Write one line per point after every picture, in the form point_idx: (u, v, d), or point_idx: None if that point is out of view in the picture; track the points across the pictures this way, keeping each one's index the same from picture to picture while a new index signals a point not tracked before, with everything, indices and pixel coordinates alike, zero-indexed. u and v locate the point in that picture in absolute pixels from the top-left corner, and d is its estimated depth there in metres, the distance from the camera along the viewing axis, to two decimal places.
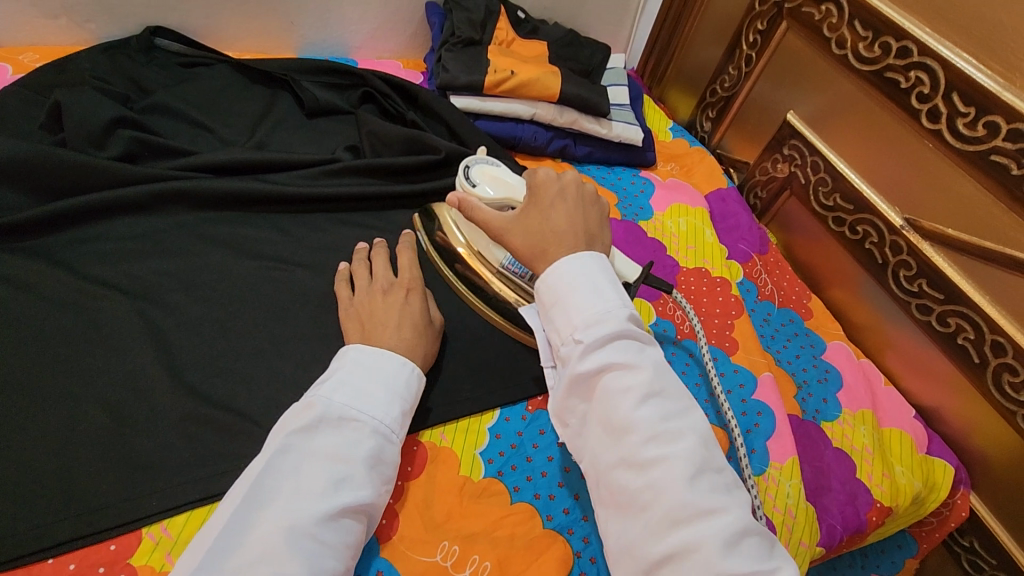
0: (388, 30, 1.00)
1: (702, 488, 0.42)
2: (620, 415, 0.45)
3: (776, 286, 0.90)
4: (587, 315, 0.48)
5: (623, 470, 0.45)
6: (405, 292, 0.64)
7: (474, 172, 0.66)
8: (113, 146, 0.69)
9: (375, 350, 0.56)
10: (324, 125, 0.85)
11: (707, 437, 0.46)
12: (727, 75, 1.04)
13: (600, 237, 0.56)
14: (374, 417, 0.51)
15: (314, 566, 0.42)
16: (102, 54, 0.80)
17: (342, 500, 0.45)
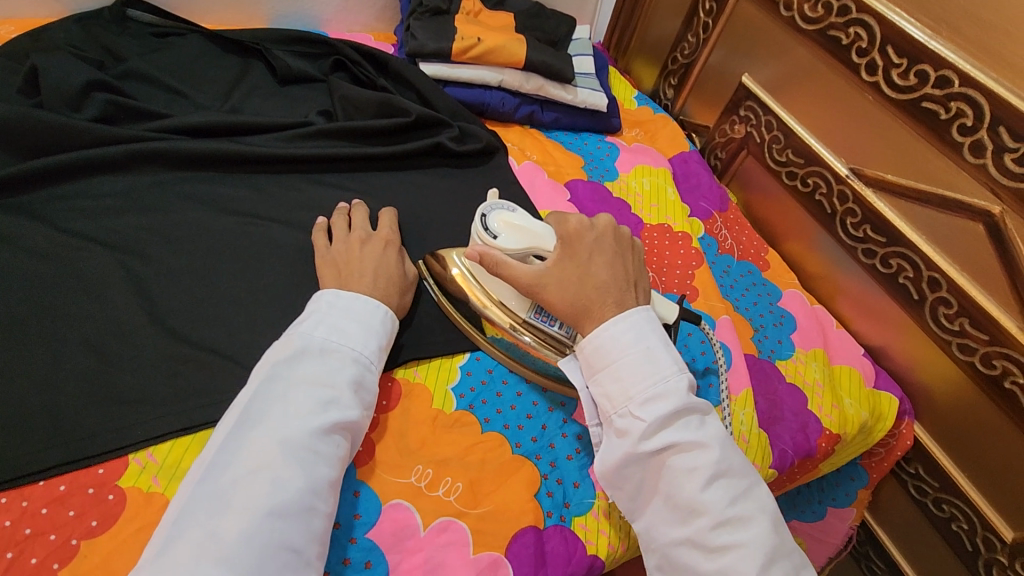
0: (358, 3, 1.03)
1: (774, 575, 0.47)
2: (686, 499, 0.49)
3: (735, 240, 0.95)
4: (645, 389, 0.52)
5: (690, 550, 0.49)
6: (381, 244, 0.67)
7: (493, 223, 0.63)
8: (89, 108, 0.71)
9: (348, 293, 0.58)
10: (297, 91, 0.88)
11: (770, 511, 0.50)
12: (687, 42, 1.08)
13: (639, 285, 0.60)
14: (353, 348, 0.54)
15: (311, 475, 0.45)
16: (74, 24, 0.81)
17: (330, 417, 0.49)
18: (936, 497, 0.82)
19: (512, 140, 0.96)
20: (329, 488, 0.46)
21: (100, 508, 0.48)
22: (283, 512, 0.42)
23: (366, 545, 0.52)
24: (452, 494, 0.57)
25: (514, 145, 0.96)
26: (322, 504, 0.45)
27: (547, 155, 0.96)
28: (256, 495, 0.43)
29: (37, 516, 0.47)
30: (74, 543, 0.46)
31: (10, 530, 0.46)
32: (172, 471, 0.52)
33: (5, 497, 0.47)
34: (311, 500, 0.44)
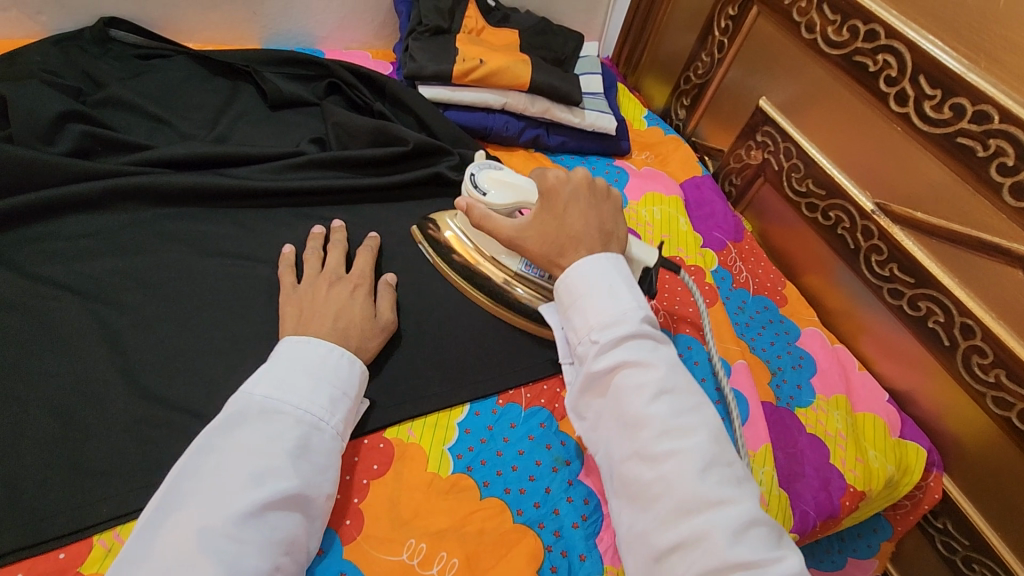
0: (355, 20, 0.98)
1: (711, 480, 0.43)
2: (631, 412, 0.47)
3: (751, 273, 0.90)
4: (601, 313, 0.51)
5: (635, 463, 0.46)
6: (350, 287, 0.62)
7: (481, 180, 0.65)
8: (63, 142, 0.66)
9: (300, 341, 0.54)
10: (290, 117, 0.83)
11: (719, 433, 0.47)
12: (701, 61, 1.04)
13: (619, 234, 0.59)
14: (297, 407, 0.49)
15: (229, 569, 0.40)
16: (53, 46, 0.77)
17: (261, 494, 0.43)
18: (966, 555, 0.78)
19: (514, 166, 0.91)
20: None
21: None
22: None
23: None
24: (447, 573, 0.52)
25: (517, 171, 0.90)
26: None
27: None
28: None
29: None
30: None
31: None
32: None
33: None
34: None
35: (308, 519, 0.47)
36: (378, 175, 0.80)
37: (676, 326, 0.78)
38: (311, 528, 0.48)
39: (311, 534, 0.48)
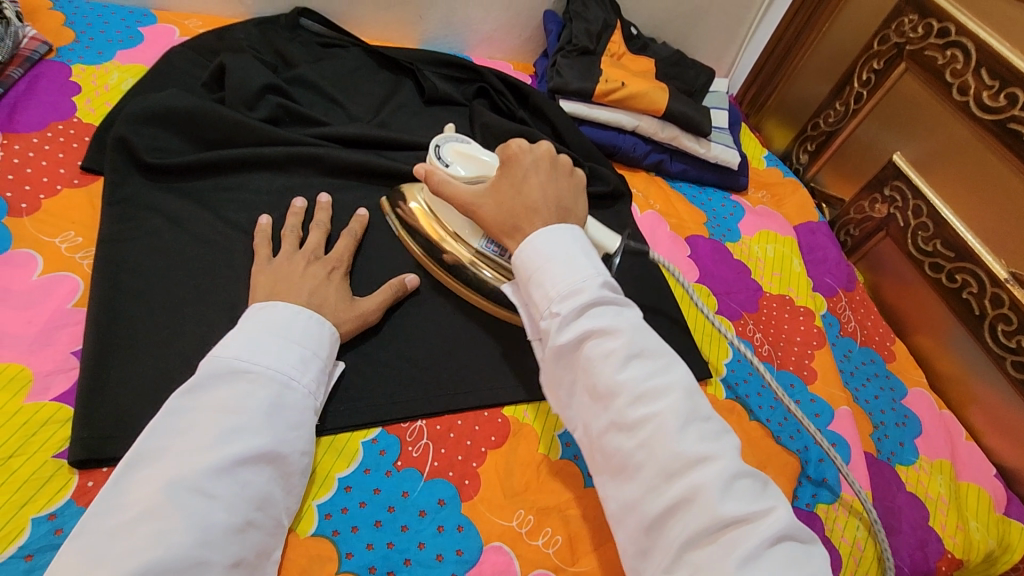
0: (505, 32, 1.06)
1: (690, 438, 0.43)
2: (604, 382, 0.46)
3: (860, 324, 0.89)
4: (562, 286, 0.49)
5: (614, 435, 0.45)
6: (326, 268, 0.63)
7: (445, 152, 0.66)
8: (262, 109, 0.76)
9: (270, 306, 0.55)
10: (440, 113, 0.91)
11: (691, 390, 0.46)
12: (833, 110, 1.05)
13: (575, 211, 0.59)
14: (267, 367, 0.50)
15: (200, 523, 0.41)
16: (255, 28, 0.88)
17: (231, 451, 0.44)
18: None
19: (636, 186, 0.96)
20: (223, 534, 0.42)
21: None
22: (162, 569, 0.38)
23: None
24: (551, 546, 0.55)
25: (638, 191, 0.95)
26: (220, 554, 0.41)
27: (670, 206, 0.95)
28: (136, 546, 0.39)
29: None
30: None
31: None
32: None
33: None
34: (202, 551, 0.40)
35: (282, 477, 0.48)
36: None
37: (780, 362, 0.79)
38: (285, 487, 0.48)
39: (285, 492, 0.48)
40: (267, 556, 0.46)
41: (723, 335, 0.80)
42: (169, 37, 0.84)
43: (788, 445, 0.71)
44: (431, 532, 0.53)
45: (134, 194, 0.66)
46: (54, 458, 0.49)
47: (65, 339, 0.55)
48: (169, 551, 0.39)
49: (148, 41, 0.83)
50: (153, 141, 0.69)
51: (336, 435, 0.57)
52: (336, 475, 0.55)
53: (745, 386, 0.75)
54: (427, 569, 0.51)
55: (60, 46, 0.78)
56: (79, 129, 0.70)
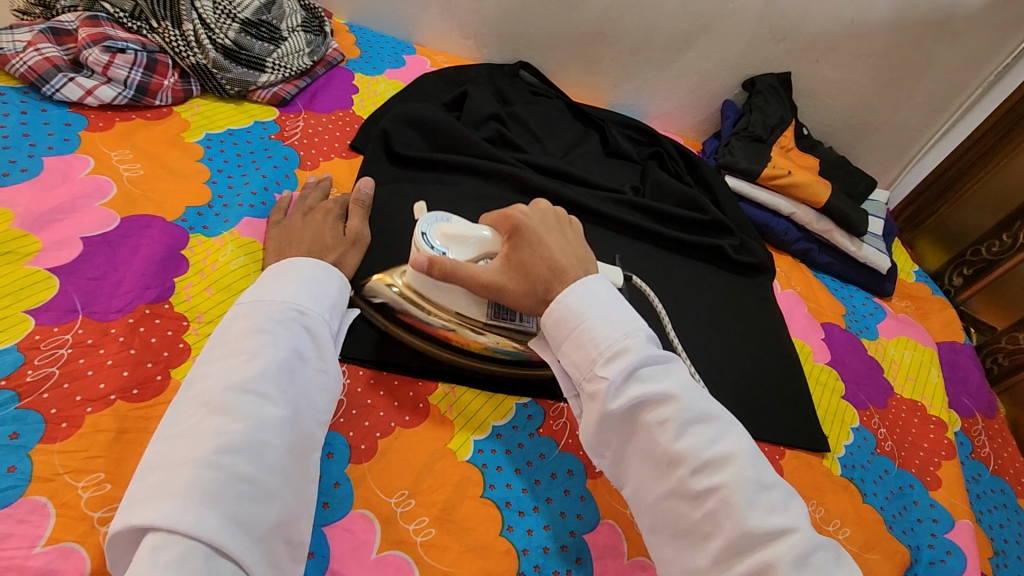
0: (685, 111, 1.19)
1: (758, 508, 0.47)
2: (662, 450, 0.50)
3: (994, 452, 0.87)
4: (606, 348, 0.53)
5: (676, 502, 0.49)
6: (323, 214, 0.71)
7: (433, 236, 0.62)
8: (484, 130, 0.94)
9: (290, 261, 0.60)
10: (618, 165, 1.05)
11: (753, 453, 0.50)
12: (998, 241, 1.08)
13: (591, 260, 0.63)
14: (286, 300, 0.54)
15: (257, 415, 0.45)
16: (486, 70, 1.09)
17: (266, 359, 0.48)
18: None
19: (780, 266, 1.02)
20: (277, 423, 0.47)
21: (412, 409, 0.63)
22: (234, 446, 0.43)
23: (581, 541, 0.59)
24: None
25: (782, 271, 1.01)
26: (275, 439, 0.46)
27: (810, 291, 1.00)
28: (199, 439, 0.43)
29: (376, 394, 0.63)
30: (392, 425, 0.61)
31: (359, 395, 0.62)
32: (462, 407, 0.65)
33: (363, 371, 0.64)
34: (261, 436, 0.45)
35: (315, 384, 0.52)
36: (677, 230, 0.95)
37: (903, 460, 0.80)
38: (325, 397, 0.52)
39: (325, 403, 0.52)
40: (313, 455, 0.50)
41: (846, 419, 0.83)
42: (423, 67, 1.07)
43: (899, 537, 0.71)
44: (558, 493, 0.61)
45: (382, 174, 0.85)
46: None
47: None
48: (235, 437, 0.44)
49: (407, 66, 1.06)
50: (404, 137, 0.88)
51: (496, 392, 0.68)
52: (491, 422, 0.65)
53: (861, 471, 0.77)
54: (552, 521, 0.59)
55: (349, 58, 1.02)
56: (353, 119, 0.91)
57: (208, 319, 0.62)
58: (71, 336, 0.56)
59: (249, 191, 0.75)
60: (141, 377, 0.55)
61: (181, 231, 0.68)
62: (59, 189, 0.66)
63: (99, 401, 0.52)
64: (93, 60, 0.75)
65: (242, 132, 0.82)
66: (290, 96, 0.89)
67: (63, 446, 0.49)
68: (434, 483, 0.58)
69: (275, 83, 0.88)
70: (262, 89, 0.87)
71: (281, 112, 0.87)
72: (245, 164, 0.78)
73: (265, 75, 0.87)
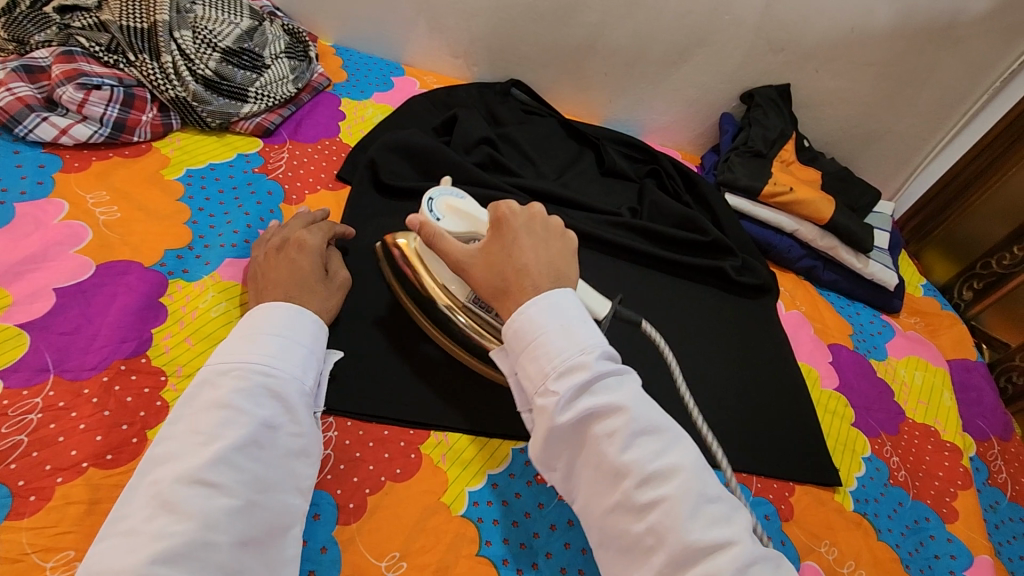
0: (682, 125, 1.16)
1: (700, 524, 0.43)
2: (608, 464, 0.45)
3: (1012, 477, 0.84)
4: (560, 362, 0.47)
5: (620, 517, 0.45)
6: (295, 249, 0.64)
7: (437, 205, 0.67)
8: (475, 154, 0.91)
9: (267, 307, 0.56)
10: (614, 184, 1.02)
11: (702, 468, 0.46)
12: (1009, 254, 1.05)
13: (570, 275, 0.57)
14: (254, 360, 0.51)
15: (204, 510, 0.43)
16: (477, 90, 1.06)
17: (222, 440, 0.46)
18: None
19: (784, 285, 0.99)
20: (227, 516, 0.44)
21: (403, 461, 0.60)
22: (172, 555, 0.40)
23: None
24: None
25: (786, 290, 0.98)
26: (224, 536, 0.43)
27: (816, 311, 0.96)
28: (143, 541, 0.41)
29: (365, 446, 0.60)
30: (382, 479, 0.58)
31: (348, 448, 0.59)
32: (456, 455, 0.62)
33: (351, 422, 0.61)
34: (207, 534, 0.42)
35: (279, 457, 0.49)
36: (675, 252, 0.92)
37: (917, 492, 0.77)
38: (290, 470, 0.50)
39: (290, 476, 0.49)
40: (277, 538, 0.47)
41: (856, 449, 0.80)
42: (412, 88, 1.04)
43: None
44: (559, 546, 0.59)
45: (370, 205, 0.82)
46: None
47: None
48: (176, 540, 0.41)
49: (396, 88, 1.03)
50: (392, 166, 0.86)
51: (491, 437, 0.65)
52: (487, 471, 0.62)
53: (874, 505, 0.74)
54: None
55: (335, 82, 0.99)
56: (339, 147, 0.89)
57: (187, 372, 0.59)
58: (42, 399, 0.53)
59: (231, 230, 0.72)
60: (116, 441, 0.52)
61: (160, 277, 0.65)
62: (31, 236, 0.63)
63: (70, 470, 0.50)
64: (67, 98, 0.73)
65: (224, 166, 0.79)
66: (274, 126, 0.86)
67: (31, 523, 0.47)
68: (427, 542, 0.55)
69: (259, 112, 0.86)
70: (245, 120, 0.84)
71: (265, 142, 0.85)
72: (227, 201, 0.75)
73: (248, 105, 0.85)
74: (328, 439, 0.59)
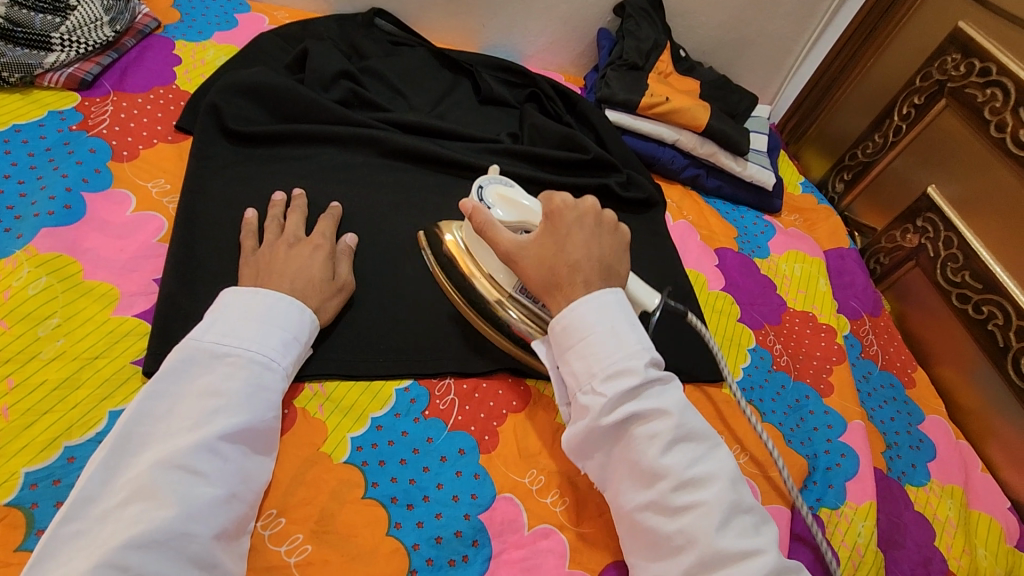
0: (561, 46, 1.12)
1: (731, 533, 0.46)
2: (647, 463, 0.48)
3: (882, 349, 0.91)
4: (608, 365, 0.50)
5: (652, 515, 0.48)
6: (309, 249, 0.63)
7: (487, 194, 0.64)
8: (335, 91, 0.84)
9: (254, 291, 0.55)
10: (493, 112, 0.98)
11: (736, 478, 0.49)
12: (871, 142, 1.09)
13: (622, 274, 0.58)
14: (247, 349, 0.51)
15: (185, 497, 0.43)
16: (335, 22, 0.97)
17: (211, 430, 0.46)
18: None
19: (671, 196, 1.00)
20: (209, 506, 0.44)
21: None
22: (147, 541, 0.40)
23: (476, 523, 0.55)
24: (559, 505, 0.58)
25: (673, 202, 0.99)
26: (205, 527, 0.43)
27: (702, 218, 0.98)
28: (122, 526, 0.41)
29: None
30: None
31: None
32: (334, 403, 0.59)
33: None
34: (188, 525, 0.42)
35: (257, 448, 0.50)
36: (559, 175, 0.90)
37: (798, 373, 0.82)
38: (263, 460, 0.51)
39: (262, 464, 0.51)
40: (245, 527, 0.48)
41: (743, 342, 0.83)
42: (260, 25, 0.94)
43: (798, 449, 0.73)
44: (450, 476, 0.58)
45: (218, 152, 0.74)
46: (131, 363, 0.55)
47: (149, 267, 0.62)
48: (156, 525, 0.41)
49: (240, 26, 0.93)
50: (239, 110, 0.77)
51: (372, 380, 0.62)
52: (370, 414, 0.60)
53: (760, 390, 0.78)
54: (443, 507, 0.56)
55: (167, 24, 0.88)
56: (177, 94, 0.79)
57: (4, 359, 0.52)
58: None
59: (46, 196, 0.63)
60: None
61: None
62: None
63: None
64: None
65: (33, 126, 0.69)
66: (93, 76, 0.76)
67: None
68: (307, 494, 0.53)
69: (70, 62, 0.75)
70: (53, 72, 0.74)
71: (84, 96, 0.74)
72: (40, 164, 0.66)
73: (54, 55, 0.74)
74: None
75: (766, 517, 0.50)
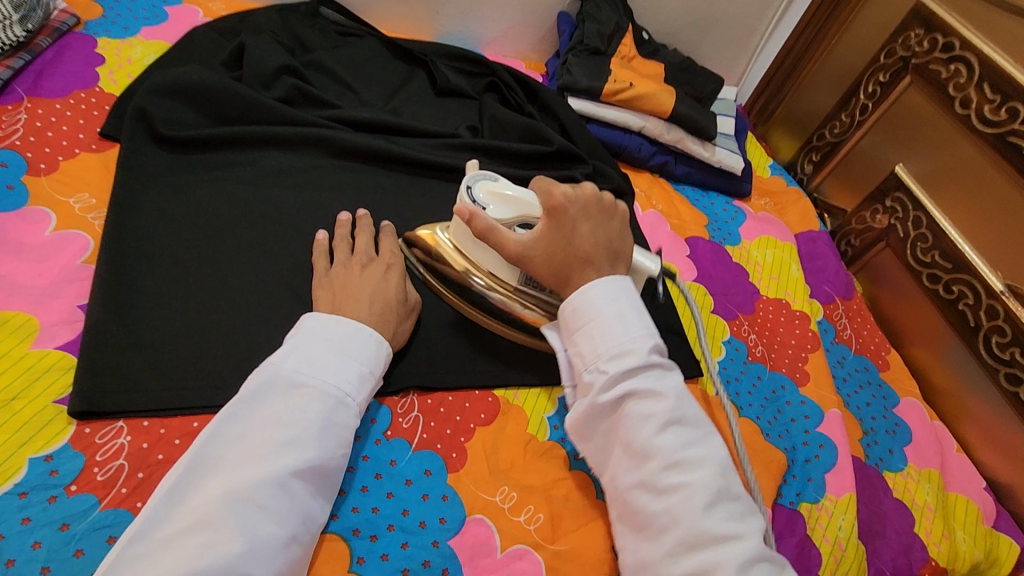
0: (521, 32, 1.08)
1: (718, 515, 0.45)
2: (640, 442, 0.48)
3: (856, 333, 0.90)
4: (613, 346, 0.50)
5: (640, 495, 0.47)
6: (382, 268, 0.61)
7: (478, 194, 0.62)
8: (277, 89, 0.79)
9: (337, 318, 0.52)
10: (451, 104, 0.93)
11: (727, 467, 0.48)
12: (838, 121, 1.08)
13: (626, 252, 0.59)
14: (324, 381, 0.48)
15: (250, 532, 0.40)
16: (275, 12, 0.91)
17: (283, 463, 0.43)
18: None
19: (639, 186, 0.97)
20: (272, 545, 0.41)
21: None
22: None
23: (446, 550, 0.52)
24: (533, 523, 0.55)
25: (641, 191, 0.96)
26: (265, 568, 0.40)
27: (671, 207, 0.96)
28: (185, 555, 0.38)
29: (170, 445, 0.51)
30: None
31: (146, 452, 0.50)
32: None
33: (149, 420, 0.51)
34: (249, 565, 0.39)
35: (325, 488, 0.46)
36: (523, 168, 0.86)
37: (773, 363, 0.80)
38: (329, 498, 0.47)
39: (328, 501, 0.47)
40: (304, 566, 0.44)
41: (717, 334, 0.81)
42: (194, 18, 0.87)
43: (776, 443, 0.71)
44: (415, 500, 0.54)
45: (147, 160, 0.68)
46: (54, 403, 0.50)
47: (72, 292, 0.57)
48: (218, 559, 0.38)
49: (172, 20, 0.86)
50: (170, 113, 0.71)
51: None
52: None
53: (737, 384, 0.76)
54: (409, 535, 0.52)
55: (87, 20, 0.81)
56: (100, 98, 0.73)
57: None
58: None
59: None
60: None
61: None
62: None
63: None
64: None
65: None
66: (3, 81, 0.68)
67: None
68: None
69: None
70: None
71: None
72: None
73: None
74: (120, 447, 0.49)
75: (755, 514, 0.48)
